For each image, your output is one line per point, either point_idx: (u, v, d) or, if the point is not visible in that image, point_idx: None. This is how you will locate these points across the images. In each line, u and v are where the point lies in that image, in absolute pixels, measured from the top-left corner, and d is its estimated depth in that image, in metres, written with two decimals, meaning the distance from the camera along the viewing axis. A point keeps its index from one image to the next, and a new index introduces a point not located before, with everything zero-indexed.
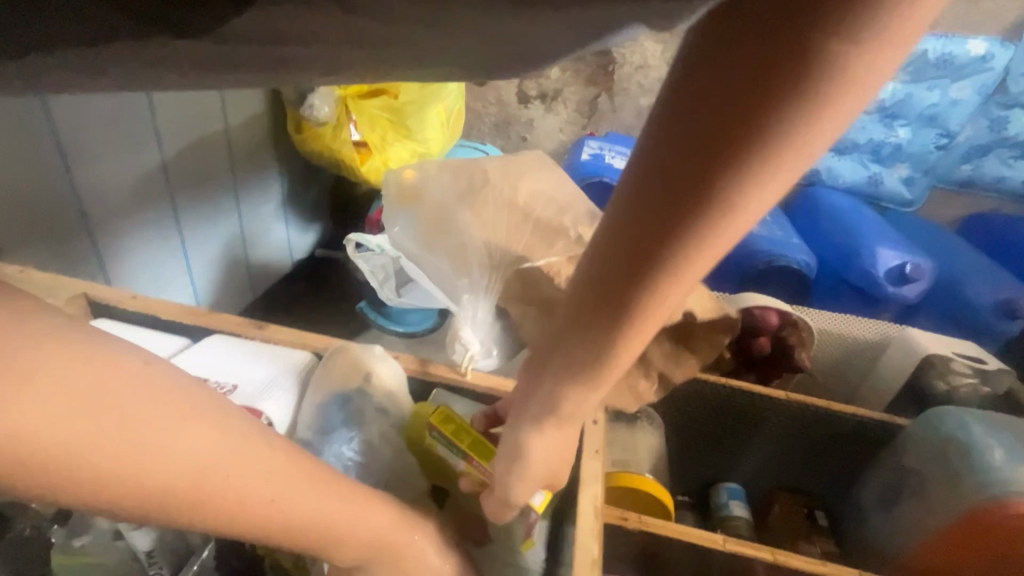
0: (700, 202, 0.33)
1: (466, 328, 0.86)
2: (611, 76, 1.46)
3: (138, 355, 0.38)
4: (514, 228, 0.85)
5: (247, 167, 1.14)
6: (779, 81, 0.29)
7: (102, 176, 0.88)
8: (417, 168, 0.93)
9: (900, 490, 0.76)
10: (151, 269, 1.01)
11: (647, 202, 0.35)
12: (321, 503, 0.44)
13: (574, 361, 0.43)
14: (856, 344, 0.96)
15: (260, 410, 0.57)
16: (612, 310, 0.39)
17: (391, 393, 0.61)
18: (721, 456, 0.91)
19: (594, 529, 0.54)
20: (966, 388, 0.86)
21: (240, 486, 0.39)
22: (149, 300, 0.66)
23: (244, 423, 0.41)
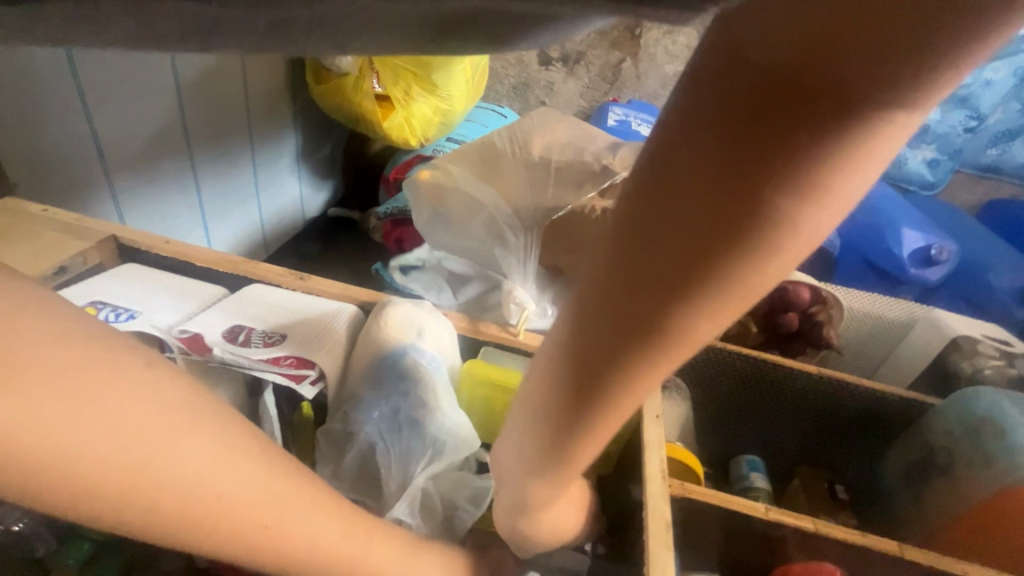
0: (680, 289, 0.28)
1: (519, 288, 0.83)
2: (637, 40, 1.41)
3: (139, 358, 0.37)
4: (542, 182, 0.86)
5: (264, 117, 1.09)
6: (774, 153, 0.24)
7: (118, 119, 0.84)
8: (432, 167, 0.88)
9: (927, 469, 0.76)
10: (167, 220, 0.97)
11: (632, 224, 0.28)
12: (314, 522, 0.41)
13: (533, 403, 0.37)
14: (882, 324, 0.96)
15: (313, 362, 0.55)
16: (580, 358, 0.32)
17: (442, 350, 0.61)
18: (742, 428, 0.91)
19: (662, 493, 0.54)
20: (992, 370, 0.85)
21: (231, 500, 0.37)
22: (182, 246, 0.64)
23: (240, 426, 0.40)
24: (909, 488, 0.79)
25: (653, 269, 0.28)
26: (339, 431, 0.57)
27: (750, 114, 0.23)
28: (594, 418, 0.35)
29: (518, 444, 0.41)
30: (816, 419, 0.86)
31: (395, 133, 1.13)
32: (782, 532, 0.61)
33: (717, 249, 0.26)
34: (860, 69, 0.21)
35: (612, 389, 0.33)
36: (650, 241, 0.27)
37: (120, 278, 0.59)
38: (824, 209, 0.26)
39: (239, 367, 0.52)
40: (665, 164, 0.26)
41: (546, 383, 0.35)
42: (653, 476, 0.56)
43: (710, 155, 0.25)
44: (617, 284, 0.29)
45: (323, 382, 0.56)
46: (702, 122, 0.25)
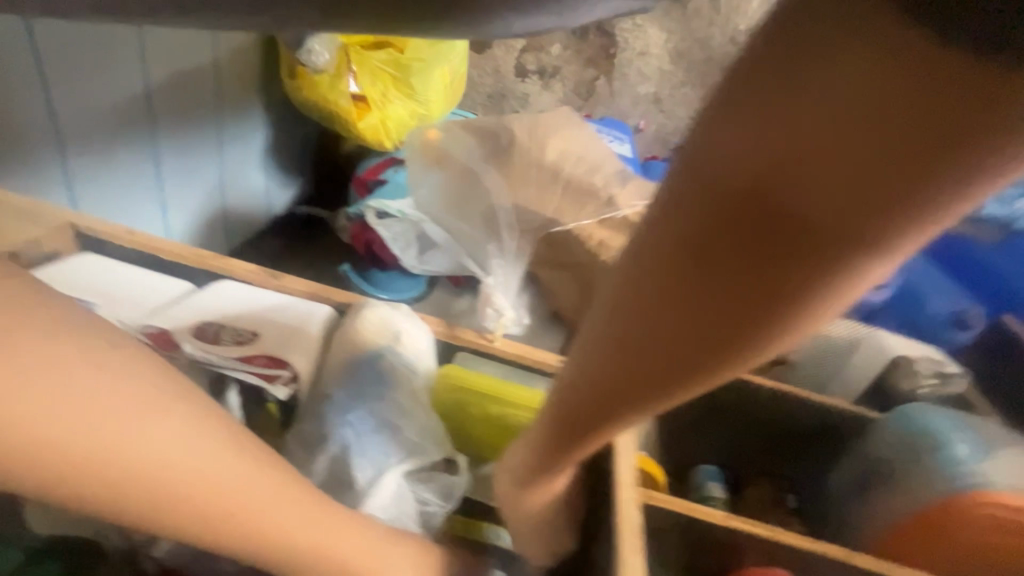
0: (664, 367, 0.32)
1: (498, 293, 0.84)
2: (612, 60, 1.45)
3: (101, 340, 0.37)
4: (549, 186, 0.89)
5: (233, 106, 1.06)
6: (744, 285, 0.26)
7: (79, 100, 0.81)
8: (440, 127, 0.91)
9: (870, 479, 0.81)
10: (123, 205, 0.94)
11: (627, 302, 0.32)
12: (284, 508, 0.41)
13: (545, 418, 0.43)
14: (835, 344, 1.01)
15: (287, 362, 0.55)
16: (584, 395, 0.38)
17: (419, 353, 0.61)
18: (701, 440, 0.94)
19: (634, 499, 0.56)
20: (928, 389, 0.94)
21: (198, 481, 0.38)
22: (147, 237, 0.61)
23: (208, 408, 0.40)
24: (854, 498, 0.83)
25: (660, 325, 0.31)
26: (311, 433, 0.55)
27: (744, 219, 0.25)
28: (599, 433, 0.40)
29: (529, 447, 0.47)
30: (771, 432, 0.90)
31: (369, 134, 1.13)
32: (738, 537, 0.63)
33: (716, 326, 0.29)
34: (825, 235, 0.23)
35: (610, 420, 0.39)
36: (657, 301, 0.30)
37: (77, 269, 0.56)
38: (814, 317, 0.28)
39: (208, 364, 0.52)
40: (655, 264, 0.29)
41: (555, 407, 0.41)
42: (625, 482, 0.57)
43: (709, 240, 0.27)
44: (629, 330, 0.32)
45: (296, 383, 0.55)
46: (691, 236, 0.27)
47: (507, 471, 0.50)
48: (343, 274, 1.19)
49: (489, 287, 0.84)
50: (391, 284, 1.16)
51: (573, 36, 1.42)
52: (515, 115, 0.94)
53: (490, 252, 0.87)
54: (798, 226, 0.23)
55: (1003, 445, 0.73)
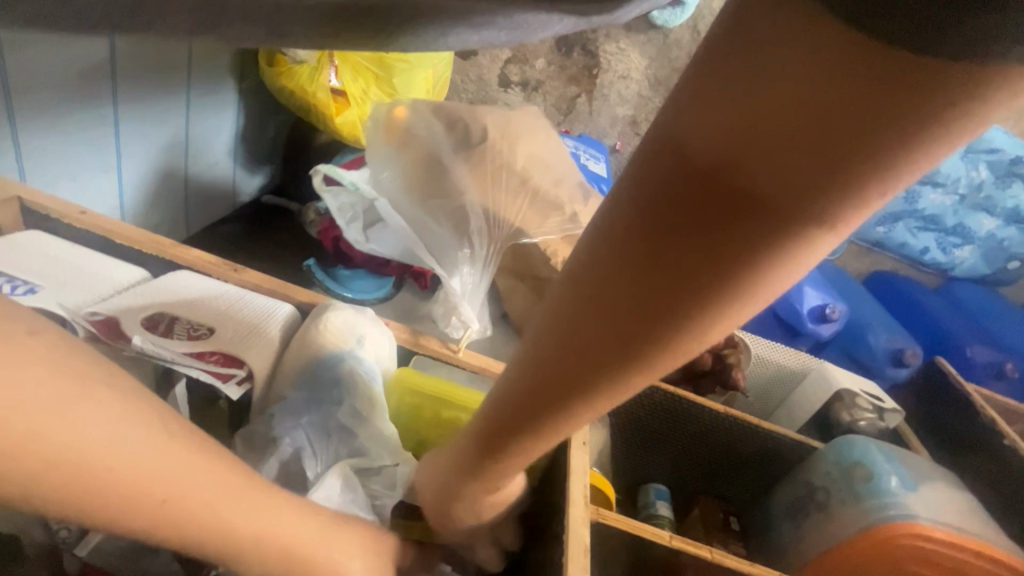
0: (617, 354, 0.32)
1: (465, 303, 0.82)
2: (594, 80, 1.48)
3: (22, 323, 0.34)
4: (518, 189, 0.89)
5: (203, 85, 1.03)
6: (691, 262, 0.26)
7: (40, 69, 0.76)
8: (409, 107, 0.90)
9: (806, 505, 0.84)
10: (74, 178, 0.89)
11: (577, 287, 0.31)
12: (229, 495, 0.40)
13: (490, 412, 0.42)
14: (782, 371, 1.07)
15: (242, 361, 0.52)
16: (531, 387, 0.37)
17: (380, 359, 0.61)
18: (654, 459, 0.96)
19: (584, 517, 0.57)
20: (865, 422, 0.97)
21: (125, 473, 0.35)
22: (100, 217, 0.59)
23: (136, 394, 0.38)
24: (790, 521, 0.86)
25: (615, 312, 0.30)
26: (260, 433, 0.53)
27: (690, 198, 0.25)
28: (544, 431, 0.39)
29: (470, 440, 0.45)
30: (719, 455, 0.93)
31: (346, 130, 1.10)
32: (682, 559, 0.65)
33: (664, 307, 0.29)
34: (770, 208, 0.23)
35: (557, 415, 0.38)
36: (613, 289, 0.30)
37: (21, 245, 0.53)
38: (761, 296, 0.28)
39: (160, 360, 0.48)
40: (608, 243, 0.29)
41: (501, 401, 0.40)
42: (577, 500, 0.58)
43: (653, 222, 0.27)
44: (574, 315, 0.32)
45: (249, 382, 0.53)
46: (648, 213, 0.27)
47: (444, 459, 0.50)
48: (306, 268, 1.16)
49: (456, 295, 0.82)
50: (355, 283, 1.15)
51: (558, 52, 1.44)
52: (487, 109, 0.94)
53: (461, 256, 0.83)
54: (740, 204, 0.24)
55: (927, 481, 0.77)
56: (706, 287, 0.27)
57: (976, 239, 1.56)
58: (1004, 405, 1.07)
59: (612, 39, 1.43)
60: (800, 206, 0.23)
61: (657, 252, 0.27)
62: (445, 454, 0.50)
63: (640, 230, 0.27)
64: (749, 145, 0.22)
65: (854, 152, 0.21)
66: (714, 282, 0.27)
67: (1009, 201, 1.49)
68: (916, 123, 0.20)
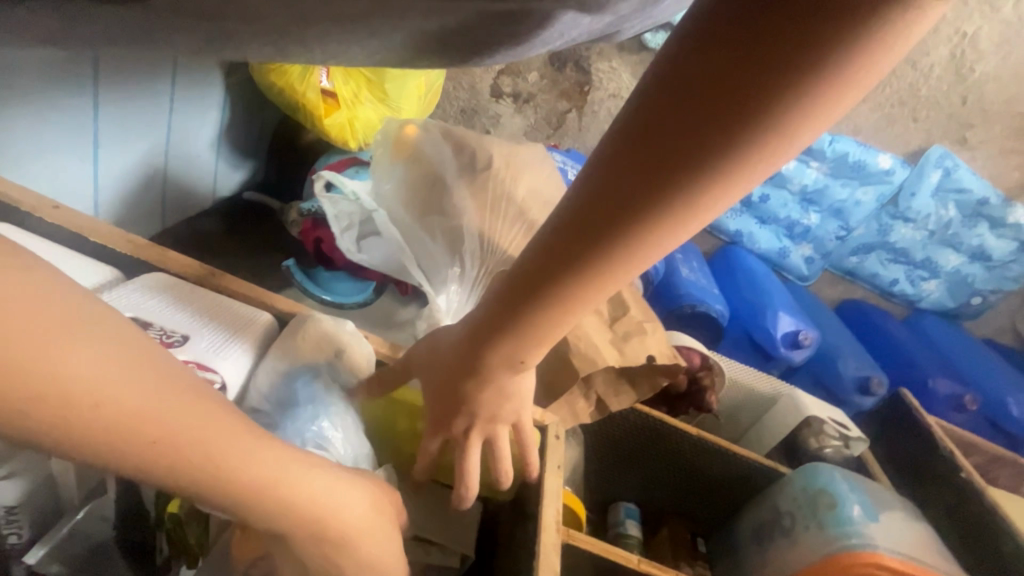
0: (586, 268, 0.38)
1: (446, 319, 0.78)
2: (585, 96, 1.50)
3: (15, 257, 0.31)
4: (517, 216, 0.85)
5: (190, 78, 1.00)
6: (652, 183, 0.34)
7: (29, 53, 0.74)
8: (419, 124, 0.91)
9: (772, 529, 0.85)
10: (49, 165, 0.87)
11: (559, 217, 0.38)
12: (229, 439, 0.36)
13: (467, 339, 0.48)
14: (753, 396, 1.09)
15: (215, 372, 0.51)
16: (512, 308, 0.43)
17: (360, 373, 0.59)
18: (626, 477, 0.97)
19: (554, 543, 0.57)
20: (832, 450, 1.00)
21: (115, 409, 0.31)
22: (74, 214, 0.58)
23: (128, 330, 0.35)
24: (756, 545, 0.87)
25: (672, 129, 0.32)
26: None
27: (654, 131, 0.32)
28: (519, 349, 0.45)
29: (445, 363, 0.51)
30: (690, 477, 0.95)
31: (334, 132, 1.08)
32: None
33: (626, 222, 0.35)
34: (715, 135, 0.31)
35: (529, 334, 0.44)
36: (646, 136, 0.33)
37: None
38: (704, 214, 0.35)
39: None
40: (586, 176, 0.36)
41: (481, 326, 0.46)
42: (548, 525, 0.59)
43: (622, 154, 0.34)
44: (553, 239, 0.38)
45: (222, 394, 0.52)
46: (618, 149, 0.34)
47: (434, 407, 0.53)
48: (286, 269, 1.16)
49: (439, 311, 0.79)
50: (335, 286, 1.14)
51: (551, 67, 1.45)
52: (495, 140, 0.93)
53: (449, 275, 0.82)
54: (691, 133, 0.31)
55: (887, 511, 0.79)
56: (736, 125, 0.31)
57: (943, 274, 1.62)
58: (961, 437, 1.11)
59: (604, 57, 1.45)
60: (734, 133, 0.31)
61: (731, 42, 0.29)
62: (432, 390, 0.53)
63: (611, 162, 0.34)
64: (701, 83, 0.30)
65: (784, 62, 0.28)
66: (786, 73, 0.29)
67: (974, 239, 1.55)
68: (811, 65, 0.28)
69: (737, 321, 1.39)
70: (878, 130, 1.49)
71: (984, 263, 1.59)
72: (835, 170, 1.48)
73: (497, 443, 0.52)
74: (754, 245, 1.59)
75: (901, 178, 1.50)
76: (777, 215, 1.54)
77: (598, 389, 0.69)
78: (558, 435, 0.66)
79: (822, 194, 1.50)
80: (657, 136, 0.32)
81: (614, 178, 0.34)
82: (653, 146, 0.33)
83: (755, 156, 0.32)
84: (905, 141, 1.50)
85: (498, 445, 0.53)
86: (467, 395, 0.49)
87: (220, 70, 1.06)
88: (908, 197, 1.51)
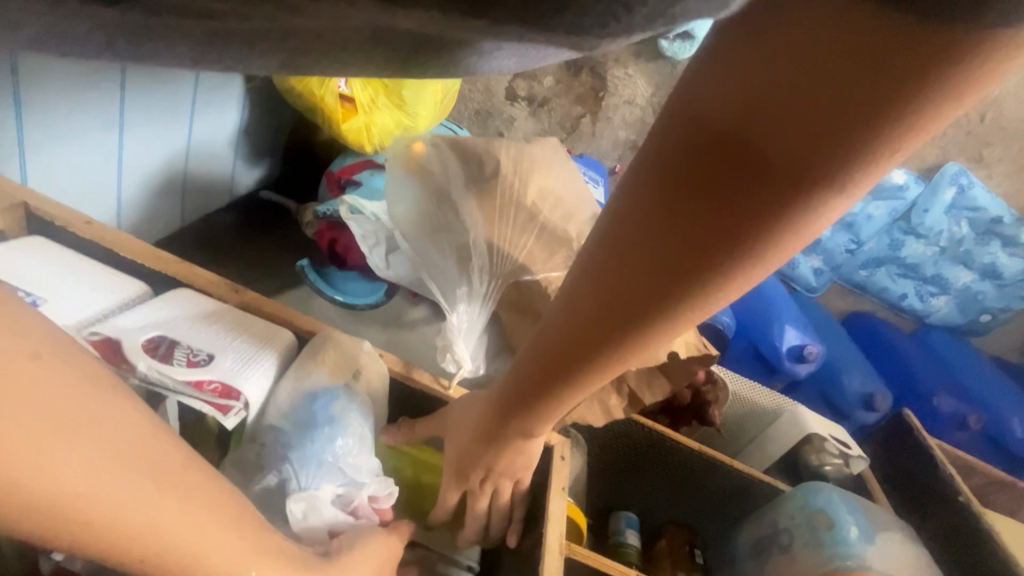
0: (598, 344, 0.41)
1: (460, 341, 0.81)
2: (599, 102, 1.50)
3: (24, 347, 0.34)
4: (527, 224, 0.85)
5: (212, 83, 1.03)
6: (647, 275, 0.36)
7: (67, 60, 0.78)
8: (426, 142, 0.88)
9: (770, 545, 0.87)
10: (76, 172, 0.90)
11: (571, 295, 0.41)
12: (201, 530, 0.39)
13: (505, 387, 0.51)
14: (756, 411, 1.09)
15: (239, 393, 0.53)
16: (539, 366, 0.46)
17: (375, 394, 0.62)
18: (627, 486, 0.99)
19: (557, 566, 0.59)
20: (832, 467, 1.02)
21: (129, 524, 0.36)
22: (103, 229, 0.61)
23: (124, 412, 0.38)
24: (754, 561, 0.89)
25: (644, 270, 0.36)
26: (253, 460, 0.57)
27: (645, 228, 0.34)
28: (549, 401, 0.48)
29: (479, 410, 0.56)
30: (691, 489, 0.96)
31: (351, 137, 1.10)
32: None
33: (629, 308, 0.38)
34: (700, 239, 0.32)
35: (555, 392, 0.47)
36: (637, 231, 0.35)
37: (37, 255, 0.55)
38: (708, 301, 0.36)
39: (161, 386, 0.51)
40: (590, 262, 0.39)
41: (514, 376, 0.50)
42: (553, 547, 0.61)
43: (618, 247, 0.37)
44: (568, 314, 0.42)
45: (245, 411, 0.54)
46: (614, 240, 0.37)
47: (450, 466, 0.60)
48: (300, 270, 1.18)
49: (453, 331, 0.82)
50: (347, 286, 1.16)
51: (566, 72, 1.46)
52: (504, 141, 0.89)
53: (458, 293, 0.84)
54: (676, 234, 0.33)
55: (883, 533, 0.80)
56: (719, 229, 0.31)
57: (953, 290, 1.61)
58: (963, 460, 1.12)
59: (620, 64, 1.44)
60: (719, 237, 0.32)
61: (699, 159, 0.30)
62: (459, 440, 0.59)
63: (610, 253, 0.37)
64: (680, 192, 0.32)
65: (759, 181, 0.29)
66: (764, 188, 0.29)
67: (985, 257, 1.54)
68: (787, 183, 0.28)
69: (743, 332, 1.40)
70: None
71: (995, 281, 1.58)
72: None
73: (503, 492, 0.60)
74: None
75: (914, 194, 1.49)
76: None
77: (629, 383, 0.75)
78: (563, 456, 0.68)
79: None
80: (647, 234, 0.34)
81: (613, 267, 0.37)
82: (644, 242, 0.35)
83: (749, 255, 0.32)
84: (919, 156, 1.49)
85: (505, 494, 0.62)
86: (484, 440, 0.56)
87: (240, 83, 1.10)
88: (921, 213, 1.51)
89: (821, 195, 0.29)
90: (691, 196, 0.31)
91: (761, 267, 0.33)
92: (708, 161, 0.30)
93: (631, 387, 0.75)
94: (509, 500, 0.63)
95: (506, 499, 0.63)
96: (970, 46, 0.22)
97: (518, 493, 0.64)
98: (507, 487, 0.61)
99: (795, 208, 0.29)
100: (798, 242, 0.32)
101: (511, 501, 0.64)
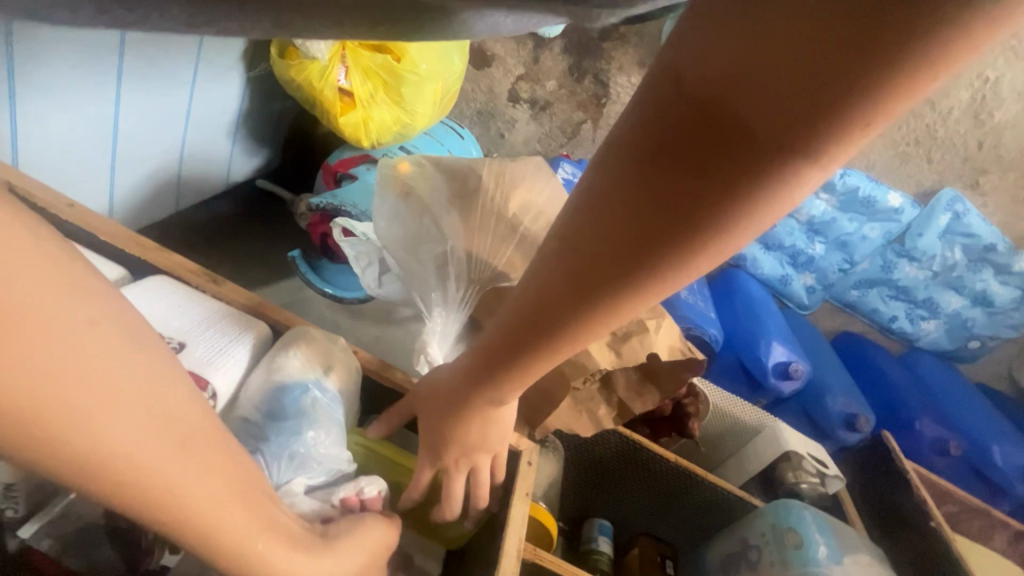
0: (565, 314, 0.41)
1: (434, 342, 0.83)
2: (602, 109, 1.49)
3: (68, 295, 0.28)
4: (505, 237, 0.82)
5: (212, 69, 1.03)
6: (619, 247, 0.36)
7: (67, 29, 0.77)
8: (411, 161, 0.90)
9: (739, 560, 0.87)
10: (68, 158, 0.89)
11: (542, 265, 0.41)
12: (225, 490, 0.36)
13: (472, 363, 0.52)
14: (736, 426, 1.09)
15: (207, 382, 0.55)
16: (507, 340, 0.46)
17: (345, 389, 0.63)
18: (602, 494, 1.00)
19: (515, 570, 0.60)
20: (807, 485, 1.01)
21: (192, 503, 0.34)
22: (86, 213, 0.62)
23: (152, 360, 0.33)
24: None
25: (617, 238, 0.36)
26: None
27: (619, 199, 0.34)
28: (513, 376, 0.49)
29: (447, 385, 0.56)
30: (668, 499, 0.97)
31: (349, 131, 1.10)
32: None
33: (598, 280, 0.38)
34: (672, 212, 0.33)
35: (520, 365, 0.47)
36: (611, 202, 0.35)
37: None
38: (675, 276, 0.37)
39: None
40: (563, 231, 0.39)
41: (481, 352, 0.50)
42: (511, 551, 0.62)
43: (593, 217, 0.36)
44: (538, 286, 0.42)
45: (213, 401, 0.56)
46: (588, 210, 0.37)
47: (422, 447, 0.60)
48: (290, 260, 1.18)
49: (427, 334, 0.84)
50: (336, 279, 1.16)
51: (570, 77, 1.45)
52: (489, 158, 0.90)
53: (434, 297, 0.86)
54: (653, 206, 0.33)
55: (851, 553, 0.81)
56: (693, 202, 0.32)
57: (943, 315, 1.61)
58: (938, 484, 1.12)
59: (624, 72, 1.43)
60: (693, 209, 0.32)
61: (680, 130, 0.30)
62: (429, 408, 0.58)
63: (583, 223, 0.37)
64: (660, 164, 0.32)
65: (738, 158, 0.29)
66: (742, 159, 0.29)
67: (978, 283, 1.54)
68: (762, 159, 0.29)
69: (731, 345, 1.40)
70: (889, 167, 1.48)
71: (986, 308, 1.58)
72: (844, 204, 1.48)
73: (478, 474, 0.60)
74: (756, 270, 1.59)
75: (909, 217, 1.49)
76: (783, 243, 1.55)
77: (619, 393, 0.76)
78: (531, 461, 0.69)
79: (828, 226, 1.50)
80: (621, 205, 0.34)
81: (585, 237, 0.37)
82: (618, 212, 0.35)
83: (720, 232, 0.33)
84: (917, 180, 1.50)
85: (478, 480, 0.61)
86: (452, 434, 0.56)
87: (243, 44, 1.06)
88: (915, 237, 1.51)
89: (791, 168, 0.29)
90: (669, 168, 0.32)
91: (730, 244, 0.34)
92: (693, 134, 0.30)
93: (620, 396, 0.76)
94: (478, 503, 0.64)
95: (475, 501, 0.63)
96: (929, 38, 0.23)
97: (486, 495, 0.64)
98: (474, 489, 0.62)
99: (769, 181, 0.30)
100: (766, 215, 0.33)
101: (477, 504, 0.65)
